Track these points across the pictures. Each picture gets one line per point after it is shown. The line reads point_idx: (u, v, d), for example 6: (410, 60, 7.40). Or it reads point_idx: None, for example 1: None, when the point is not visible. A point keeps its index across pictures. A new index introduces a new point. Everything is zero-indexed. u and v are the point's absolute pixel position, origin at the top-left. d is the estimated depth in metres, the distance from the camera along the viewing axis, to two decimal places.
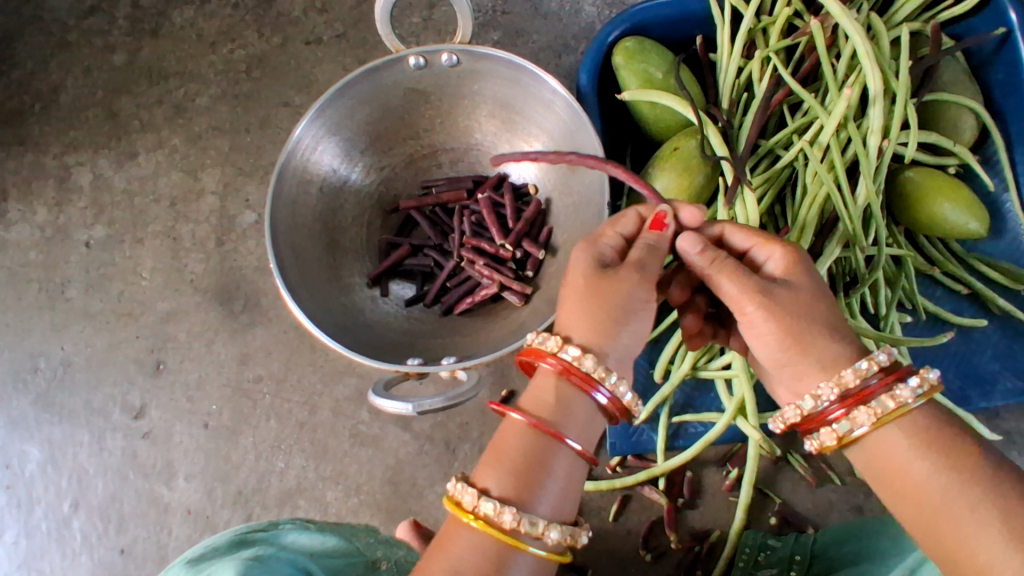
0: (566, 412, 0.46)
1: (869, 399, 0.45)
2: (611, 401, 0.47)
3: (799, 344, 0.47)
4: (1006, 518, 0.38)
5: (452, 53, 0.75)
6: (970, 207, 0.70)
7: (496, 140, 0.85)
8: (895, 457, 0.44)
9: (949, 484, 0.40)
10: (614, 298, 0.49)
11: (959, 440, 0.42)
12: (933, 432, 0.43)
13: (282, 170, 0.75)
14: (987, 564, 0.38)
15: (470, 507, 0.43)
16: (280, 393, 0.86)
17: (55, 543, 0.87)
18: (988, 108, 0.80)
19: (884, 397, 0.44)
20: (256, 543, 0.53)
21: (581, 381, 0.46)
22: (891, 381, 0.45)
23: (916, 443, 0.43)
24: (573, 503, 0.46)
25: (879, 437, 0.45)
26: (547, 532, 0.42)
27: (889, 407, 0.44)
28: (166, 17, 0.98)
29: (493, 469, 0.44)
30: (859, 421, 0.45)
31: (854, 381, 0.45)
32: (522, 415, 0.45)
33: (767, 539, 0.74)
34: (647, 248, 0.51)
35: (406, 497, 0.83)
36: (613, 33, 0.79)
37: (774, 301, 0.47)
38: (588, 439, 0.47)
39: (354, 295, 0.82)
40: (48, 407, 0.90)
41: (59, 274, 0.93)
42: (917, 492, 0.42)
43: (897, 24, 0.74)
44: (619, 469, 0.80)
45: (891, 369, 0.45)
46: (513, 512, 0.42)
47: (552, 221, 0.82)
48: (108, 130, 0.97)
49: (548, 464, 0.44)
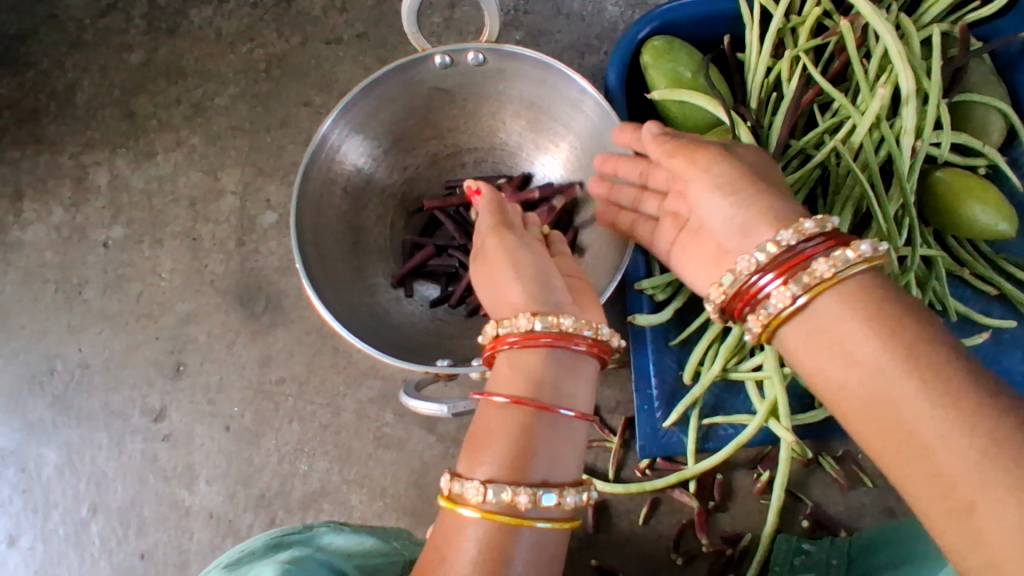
0: (535, 377, 0.48)
1: (801, 268, 0.46)
2: (587, 348, 0.49)
3: (731, 189, 0.52)
4: (933, 383, 0.39)
5: (478, 51, 0.75)
6: (1000, 207, 0.70)
7: (521, 140, 0.84)
8: (831, 335, 0.44)
9: (882, 350, 0.41)
10: (493, 260, 0.55)
11: (894, 309, 0.43)
12: (874, 312, 0.43)
13: (308, 169, 0.74)
14: (915, 427, 0.39)
15: (449, 494, 0.46)
16: (304, 395, 0.84)
17: (73, 548, 0.85)
18: (1014, 108, 0.79)
19: (820, 261, 0.45)
20: (291, 546, 0.53)
21: (539, 341, 0.48)
22: (825, 250, 0.46)
23: (850, 309, 0.44)
24: (558, 466, 0.46)
25: (816, 305, 0.45)
26: (516, 499, 0.43)
27: (822, 273, 0.45)
28: (184, 16, 0.98)
29: (473, 453, 0.47)
30: (791, 295, 0.46)
31: (786, 250, 0.47)
32: (499, 397, 0.47)
33: (801, 544, 0.71)
34: (497, 210, 0.58)
35: (432, 500, 0.81)
36: (642, 32, 0.78)
37: (732, 157, 0.54)
38: (573, 394, 0.49)
39: (379, 296, 0.81)
40: (65, 410, 0.88)
41: (76, 275, 0.92)
42: (861, 379, 0.42)
43: (926, 23, 0.74)
44: (648, 472, 0.79)
45: (830, 237, 0.46)
46: (476, 485, 0.44)
47: (579, 220, 0.80)
48: (126, 129, 0.96)
49: (519, 433, 0.46)
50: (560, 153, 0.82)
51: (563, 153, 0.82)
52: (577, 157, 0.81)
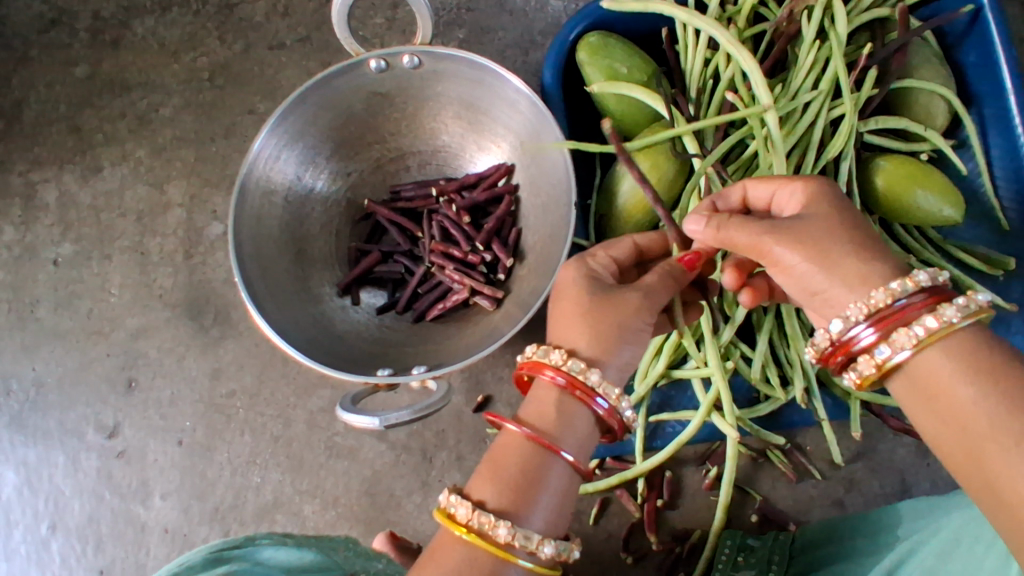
0: (562, 423, 0.48)
1: (901, 325, 0.43)
2: (609, 413, 0.49)
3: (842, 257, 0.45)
4: None
5: (413, 54, 0.74)
6: (946, 193, 0.68)
7: (463, 141, 0.83)
8: (933, 381, 0.41)
9: (1000, 418, 0.37)
10: (618, 313, 0.50)
11: (1013, 370, 0.38)
12: (971, 365, 0.39)
13: (244, 184, 0.74)
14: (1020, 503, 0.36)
15: (464, 520, 0.45)
16: (254, 407, 0.84)
17: (34, 567, 0.86)
18: (960, 90, 0.77)
19: (924, 318, 0.42)
20: (231, 560, 0.51)
21: (578, 393, 0.48)
22: (929, 306, 0.42)
23: (961, 368, 0.40)
24: (564, 520, 0.47)
25: (919, 362, 0.42)
26: (541, 547, 0.44)
27: (929, 329, 0.41)
28: (127, 26, 0.96)
29: (490, 481, 0.46)
30: (897, 347, 0.43)
31: (884, 303, 0.43)
32: (516, 426, 0.47)
33: (747, 540, 0.71)
34: (662, 274, 0.53)
35: (384, 508, 0.81)
36: (575, 31, 0.76)
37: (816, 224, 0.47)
38: (584, 451, 0.49)
39: (324, 305, 0.80)
40: (22, 429, 0.89)
41: (28, 293, 0.92)
42: (958, 422, 0.39)
43: (862, 11, 0.71)
44: (597, 473, 0.78)
45: (931, 292, 0.43)
46: (508, 526, 0.43)
47: (522, 222, 0.80)
48: (72, 145, 0.95)
49: (541, 477, 0.46)
50: (500, 152, 0.81)
51: (503, 153, 0.81)
52: (517, 156, 0.80)
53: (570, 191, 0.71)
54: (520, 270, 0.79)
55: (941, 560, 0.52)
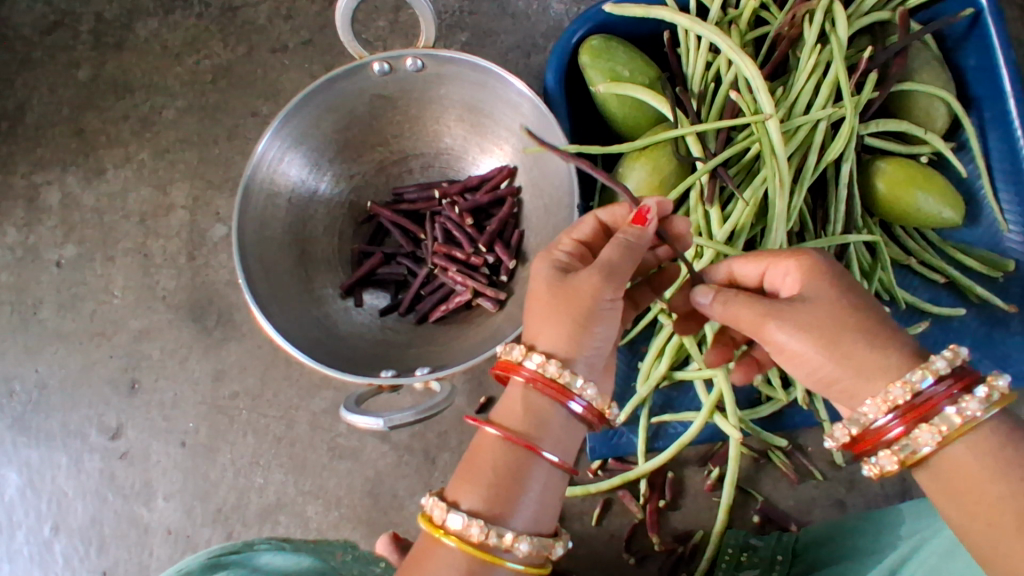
0: (535, 421, 0.48)
1: (927, 417, 0.41)
2: (586, 409, 0.48)
3: (838, 348, 0.44)
4: None
5: (416, 58, 0.74)
6: (944, 195, 0.68)
7: (466, 143, 0.84)
8: (959, 473, 0.40)
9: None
10: (578, 300, 0.49)
11: None
12: (996, 462, 0.39)
13: (247, 187, 0.74)
14: None
15: (441, 522, 0.45)
16: (257, 408, 0.85)
17: (37, 568, 0.86)
18: (960, 93, 0.78)
19: (950, 410, 0.41)
20: (228, 566, 0.52)
21: (548, 389, 0.48)
22: (957, 392, 0.41)
23: (987, 463, 0.39)
24: (545, 517, 0.47)
25: (944, 453, 0.41)
26: (517, 544, 0.44)
27: (957, 421, 0.40)
28: (130, 29, 0.97)
29: (465, 482, 0.47)
30: (923, 439, 0.41)
31: (906, 396, 0.42)
32: (490, 428, 0.47)
33: (750, 539, 0.72)
34: (620, 246, 0.50)
35: (387, 509, 0.81)
36: (577, 34, 0.77)
37: (808, 310, 0.45)
38: (562, 446, 0.49)
39: (327, 306, 0.81)
40: (25, 431, 0.89)
41: (31, 295, 0.92)
42: (982, 515, 0.38)
43: (863, 14, 0.71)
44: (599, 474, 0.79)
45: (958, 377, 0.41)
46: (480, 524, 0.44)
47: (525, 224, 0.81)
48: (75, 147, 0.95)
49: (516, 475, 0.46)
50: (503, 155, 0.82)
51: (505, 155, 0.81)
52: (520, 159, 0.80)
53: (573, 194, 0.71)
54: (522, 272, 0.79)
55: (944, 559, 0.52)
